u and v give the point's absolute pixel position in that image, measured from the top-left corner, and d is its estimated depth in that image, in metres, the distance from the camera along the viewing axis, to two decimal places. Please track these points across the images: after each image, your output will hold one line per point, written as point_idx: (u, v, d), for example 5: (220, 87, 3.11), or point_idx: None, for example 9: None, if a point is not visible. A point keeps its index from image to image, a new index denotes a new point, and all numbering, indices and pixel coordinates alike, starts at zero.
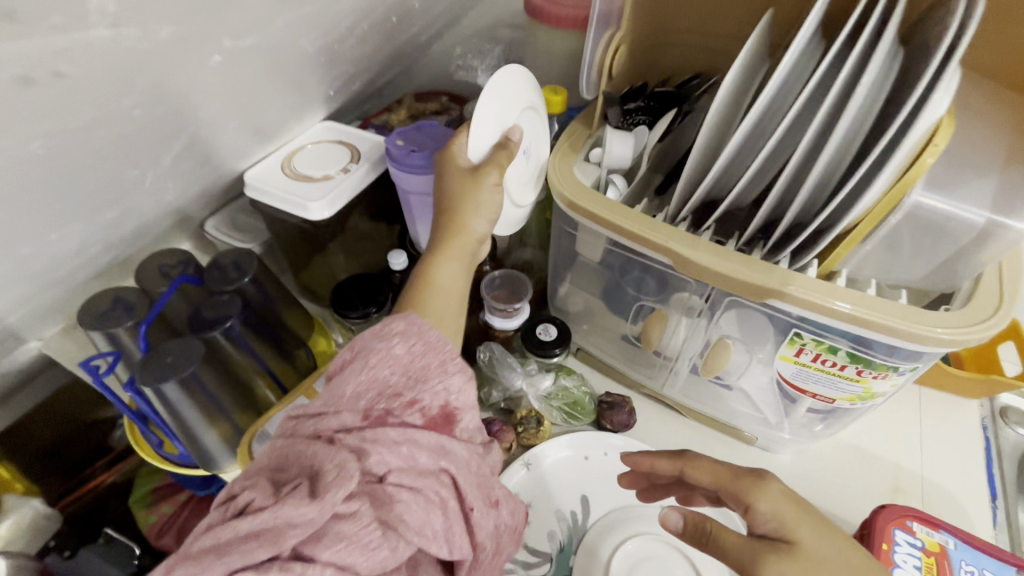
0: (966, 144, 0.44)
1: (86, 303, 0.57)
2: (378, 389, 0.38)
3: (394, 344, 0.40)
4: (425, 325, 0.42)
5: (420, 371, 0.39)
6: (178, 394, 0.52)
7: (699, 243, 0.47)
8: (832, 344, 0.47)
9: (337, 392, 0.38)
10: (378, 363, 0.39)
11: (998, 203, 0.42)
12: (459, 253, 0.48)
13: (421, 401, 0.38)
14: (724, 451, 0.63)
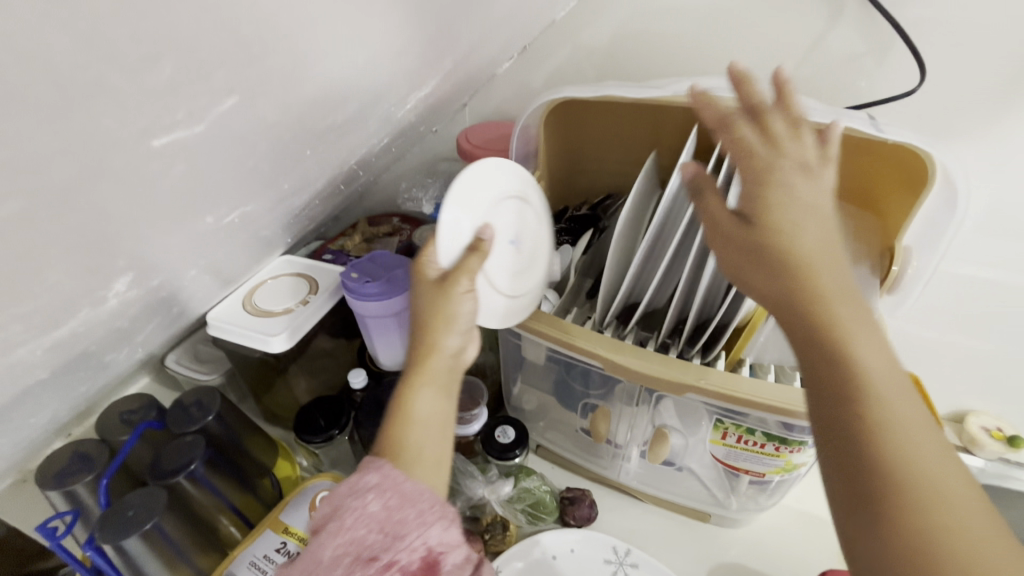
0: None
1: (44, 462, 0.57)
2: (357, 551, 0.36)
3: (367, 498, 0.38)
4: (399, 475, 0.40)
5: (394, 526, 0.37)
6: (140, 547, 0.52)
7: (624, 347, 0.54)
8: (749, 427, 0.53)
9: (316, 555, 0.37)
10: (353, 520, 0.37)
11: None
12: (433, 380, 0.47)
13: (398, 562, 0.36)
14: (683, 533, 0.67)
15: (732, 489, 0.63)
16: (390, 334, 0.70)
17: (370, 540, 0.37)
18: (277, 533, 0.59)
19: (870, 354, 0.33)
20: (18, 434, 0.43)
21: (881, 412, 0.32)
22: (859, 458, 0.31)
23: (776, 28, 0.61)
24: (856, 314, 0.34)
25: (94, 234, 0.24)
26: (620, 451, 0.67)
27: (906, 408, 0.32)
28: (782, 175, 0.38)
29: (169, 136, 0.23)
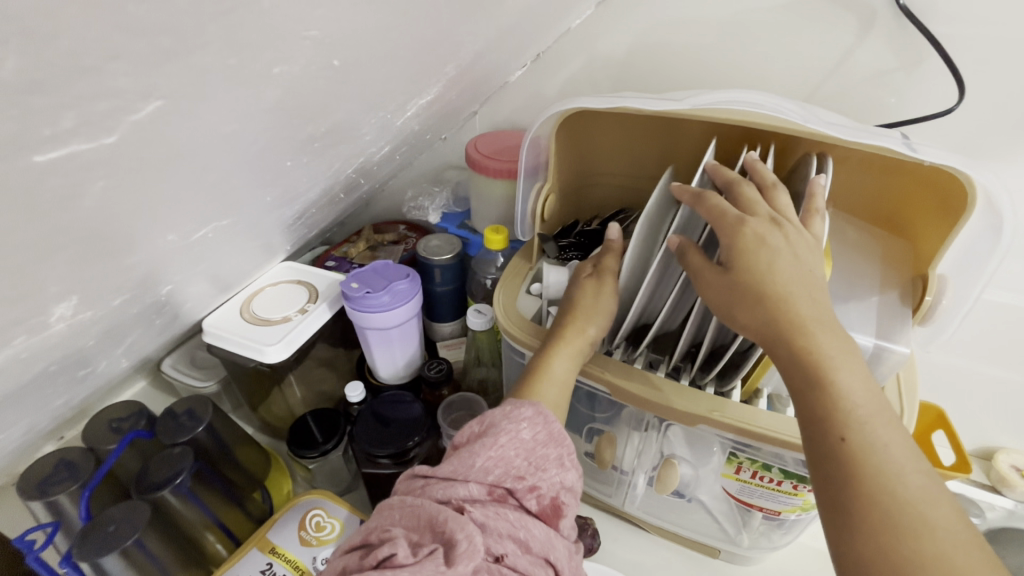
0: (850, 272, 0.51)
1: (27, 470, 0.55)
2: (506, 466, 0.39)
3: (524, 428, 0.41)
4: (549, 417, 0.43)
5: (541, 459, 0.40)
6: (120, 565, 0.50)
7: (632, 373, 0.51)
8: (765, 462, 0.49)
9: (468, 458, 0.39)
10: (506, 440, 0.40)
11: (881, 329, 0.47)
12: (573, 349, 0.49)
13: (539, 489, 0.39)
14: (690, 568, 0.63)
15: (743, 523, 0.60)
16: (391, 346, 0.68)
17: (520, 462, 0.39)
18: (264, 553, 0.57)
19: (869, 419, 0.34)
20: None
21: (884, 478, 0.32)
22: (870, 525, 0.31)
23: (801, 40, 0.58)
24: (852, 377, 0.35)
25: (30, 244, 0.21)
26: (625, 477, 0.63)
27: (908, 470, 0.32)
28: (770, 237, 0.40)
29: (53, 151, 0.18)
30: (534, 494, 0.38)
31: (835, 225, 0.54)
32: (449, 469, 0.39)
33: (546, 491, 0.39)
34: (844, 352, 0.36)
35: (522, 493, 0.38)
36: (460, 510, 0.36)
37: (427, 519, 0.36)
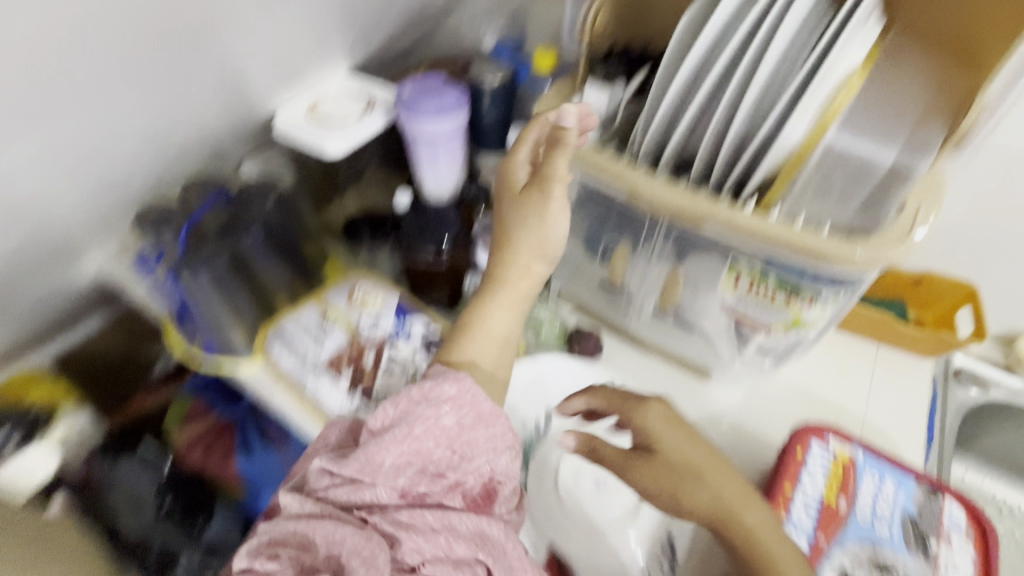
0: (891, 101, 0.52)
1: (137, 215, 0.64)
2: (422, 464, 0.41)
3: (446, 409, 0.43)
4: (477, 396, 0.44)
5: (461, 441, 0.42)
6: (210, 286, 0.63)
7: (653, 177, 0.54)
8: (762, 271, 0.52)
9: (377, 445, 0.40)
10: (422, 424, 0.42)
11: (909, 150, 0.50)
12: (512, 289, 0.53)
13: (454, 476, 0.41)
14: (683, 385, 0.70)
15: (740, 350, 0.65)
16: (439, 160, 0.72)
17: (440, 449, 0.41)
18: (318, 310, 0.67)
19: (740, 527, 0.45)
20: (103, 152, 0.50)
21: (760, 558, 0.44)
22: (731, 553, 0.46)
23: None
24: (687, 448, 0.49)
25: None
26: (634, 299, 0.69)
27: (747, 513, 0.46)
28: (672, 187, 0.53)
29: None
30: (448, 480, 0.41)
31: (894, 50, 0.51)
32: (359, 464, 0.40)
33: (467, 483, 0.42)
34: (674, 446, 0.49)
35: (437, 496, 0.40)
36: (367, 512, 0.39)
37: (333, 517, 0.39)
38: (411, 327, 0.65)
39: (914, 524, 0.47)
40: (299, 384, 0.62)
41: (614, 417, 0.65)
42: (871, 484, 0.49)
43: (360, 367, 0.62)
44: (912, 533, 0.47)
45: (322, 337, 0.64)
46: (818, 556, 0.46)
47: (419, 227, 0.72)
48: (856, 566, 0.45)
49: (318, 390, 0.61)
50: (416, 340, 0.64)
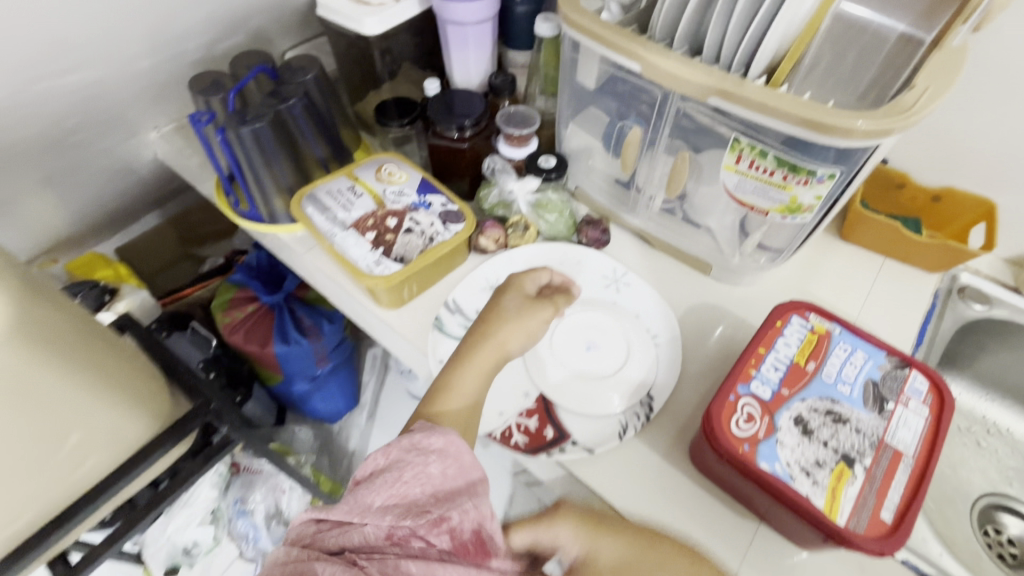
0: None
1: (194, 79, 0.72)
2: (408, 504, 0.43)
3: (428, 496, 0.43)
4: (461, 448, 0.47)
5: (440, 491, 0.44)
6: (253, 141, 0.67)
7: (668, 53, 0.56)
8: (763, 148, 0.55)
9: (361, 487, 0.44)
10: (400, 486, 0.44)
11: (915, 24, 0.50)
12: (484, 356, 0.57)
13: (419, 531, 0.41)
14: (684, 278, 0.74)
15: (740, 244, 0.67)
16: (468, 47, 0.77)
17: (419, 492, 0.43)
18: (348, 180, 0.73)
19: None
20: None
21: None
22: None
23: None
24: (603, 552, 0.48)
25: None
26: (644, 194, 0.72)
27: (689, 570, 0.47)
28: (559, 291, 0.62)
29: None
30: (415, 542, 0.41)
31: None
32: (357, 483, 0.45)
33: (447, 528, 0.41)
34: (615, 562, 0.48)
35: (411, 546, 0.41)
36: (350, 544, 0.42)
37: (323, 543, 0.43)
38: (432, 200, 0.71)
39: (875, 387, 0.51)
40: (329, 238, 0.67)
41: (611, 297, 0.69)
42: (841, 354, 0.53)
43: (383, 228, 0.67)
44: (871, 394, 0.50)
45: (352, 202, 0.69)
46: (778, 402, 0.50)
47: (445, 99, 0.75)
48: (813, 414, 0.49)
49: (346, 244, 0.66)
50: (435, 211, 0.69)
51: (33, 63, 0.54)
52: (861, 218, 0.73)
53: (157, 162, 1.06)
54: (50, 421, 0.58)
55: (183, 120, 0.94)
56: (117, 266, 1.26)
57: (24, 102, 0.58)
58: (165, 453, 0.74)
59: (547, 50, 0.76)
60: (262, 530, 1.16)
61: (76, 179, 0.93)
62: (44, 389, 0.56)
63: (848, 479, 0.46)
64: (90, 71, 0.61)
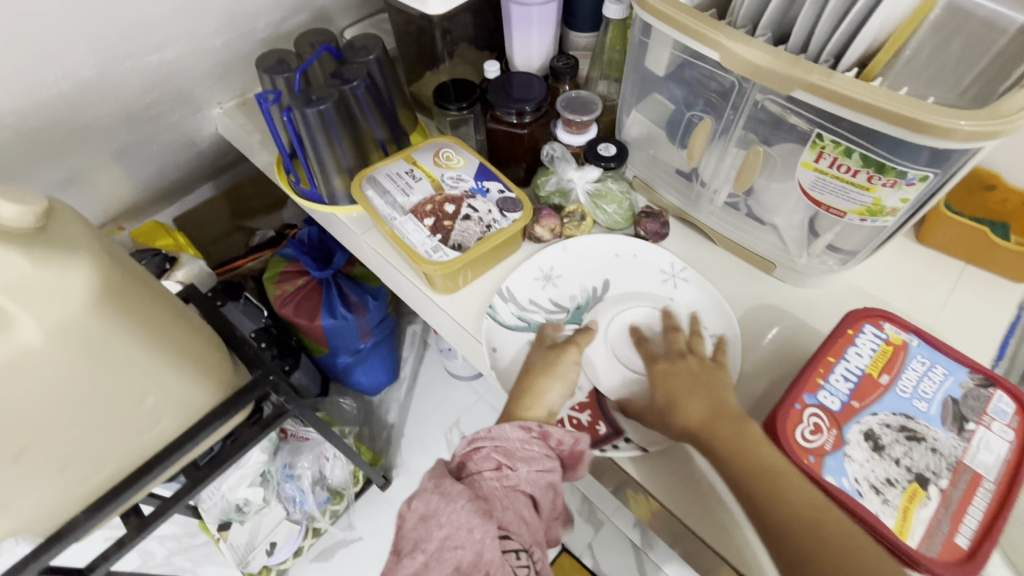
0: None
1: (260, 58, 0.72)
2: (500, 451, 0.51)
3: (513, 465, 0.50)
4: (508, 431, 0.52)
5: (524, 453, 0.51)
6: (317, 122, 0.68)
7: (751, 41, 0.52)
8: (848, 147, 0.51)
9: (449, 530, 0.46)
10: (492, 482, 0.50)
11: None
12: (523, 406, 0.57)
13: (526, 490, 0.50)
14: (744, 276, 0.71)
15: (809, 245, 0.64)
16: (530, 28, 0.75)
17: (515, 473, 0.50)
18: (407, 163, 0.73)
19: (743, 434, 0.48)
20: None
21: (771, 475, 0.45)
22: (760, 516, 0.44)
23: None
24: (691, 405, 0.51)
25: None
26: (708, 188, 0.70)
27: (730, 417, 0.50)
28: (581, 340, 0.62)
29: None
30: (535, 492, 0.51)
31: None
32: (439, 539, 0.46)
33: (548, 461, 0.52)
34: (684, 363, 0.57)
35: (531, 493, 0.50)
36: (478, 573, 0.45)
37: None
38: (490, 186, 0.70)
39: (955, 405, 0.48)
40: (388, 222, 0.68)
41: (668, 294, 0.68)
42: (918, 367, 0.51)
43: (442, 214, 0.67)
44: (950, 412, 0.48)
45: (410, 186, 0.70)
46: (848, 413, 0.48)
47: (504, 82, 0.74)
48: (885, 428, 0.47)
49: (404, 229, 0.67)
50: (493, 198, 0.69)
51: (120, 42, 0.56)
52: (944, 221, 0.68)
53: (218, 137, 1.09)
54: (127, 384, 0.61)
55: (244, 96, 0.96)
56: (178, 236, 1.31)
57: (110, 80, 0.61)
58: (228, 419, 0.78)
59: (613, 33, 0.73)
60: (308, 495, 1.24)
61: (145, 152, 0.97)
62: (134, 355, 0.60)
63: (921, 499, 0.44)
64: (169, 52, 0.63)
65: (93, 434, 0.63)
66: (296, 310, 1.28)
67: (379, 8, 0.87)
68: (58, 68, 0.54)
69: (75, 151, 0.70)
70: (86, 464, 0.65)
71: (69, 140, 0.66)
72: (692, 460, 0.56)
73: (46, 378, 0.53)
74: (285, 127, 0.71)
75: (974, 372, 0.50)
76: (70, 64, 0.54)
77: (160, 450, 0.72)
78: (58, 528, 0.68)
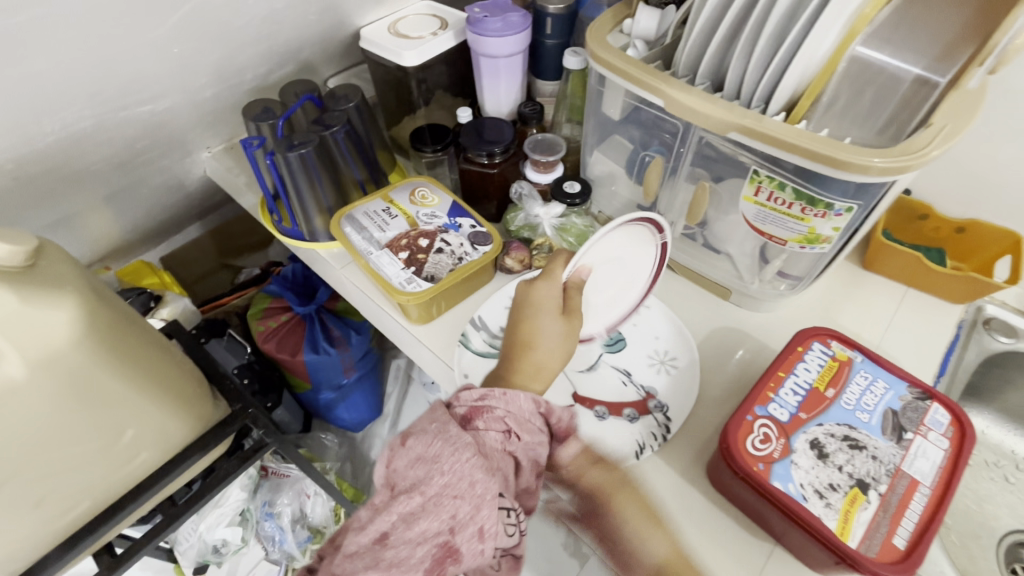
0: (911, 32, 0.51)
1: (246, 107, 0.77)
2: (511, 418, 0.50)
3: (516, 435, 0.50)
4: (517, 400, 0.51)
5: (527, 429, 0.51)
6: (299, 165, 0.72)
7: (691, 90, 0.58)
8: (781, 181, 0.56)
9: (450, 479, 0.45)
10: (497, 444, 0.49)
11: (930, 66, 0.51)
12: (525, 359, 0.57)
13: (521, 459, 0.50)
14: (704, 301, 0.76)
15: (761, 271, 0.69)
16: (498, 78, 0.82)
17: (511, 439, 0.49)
18: (383, 202, 0.78)
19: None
20: (225, 31, 0.62)
21: None
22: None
23: None
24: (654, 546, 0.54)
25: None
26: (665, 220, 0.75)
27: (690, 565, 0.53)
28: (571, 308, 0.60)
29: None
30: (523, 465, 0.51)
31: None
32: (439, 486, 0.45)
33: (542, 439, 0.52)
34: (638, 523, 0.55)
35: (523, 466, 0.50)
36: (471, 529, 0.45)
37: (432, 532, 0.44)
38: (462, 222, 0.75)
39: (894, 416, 0.52)
40: (365, 255, 0.71)
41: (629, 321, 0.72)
42: (862, 382, 0.54)
43: (416, 248, 0.71)
44: (889, 423, 0.51)
45: (387, 223, 0.74)
46: (795, 424, 0.51)
47: (474, 126, 0.79)
48: (829, 438, 0.50)
49: (380, 262, 0.70)
50: (465, 232, 0.74)
51: (115, 98, 0.61)
52: (882, 247, 0.74)
53: (206, 180, 1.13)
54: (108, 418, 0.63)
55: (232, 141, 1.01)
56: (163, 275, 1.34)
57: (104, 130, 0.65)
58: (206, 454, 0.79)
59: (574, 81, 0.80)
60: (288, 534, 1.22)
61: (136, 195, 1.01)
62: (116, 388, 0.62)
63: (862, 503, 0.47)
64: (162, 103, 0.67)
65: (72, 469, 0.63)
66: (280, 345, 1.30)
67: (360, 60, 0.94)
68: (57, 121, 0.58)
69: (66, 196, 0.73)
70: (63, 501, 0.65)
71: (60, 187, 0.70)
72: (655, 480, 0.58)
73: (27, 411, 0.55)
74: (268, 170, 0.76)
75: (913, 386, 0.54)
76: (67, 118, 0.59)
77: (137, 484, 0.72)
78: (29, 569, 0.67)
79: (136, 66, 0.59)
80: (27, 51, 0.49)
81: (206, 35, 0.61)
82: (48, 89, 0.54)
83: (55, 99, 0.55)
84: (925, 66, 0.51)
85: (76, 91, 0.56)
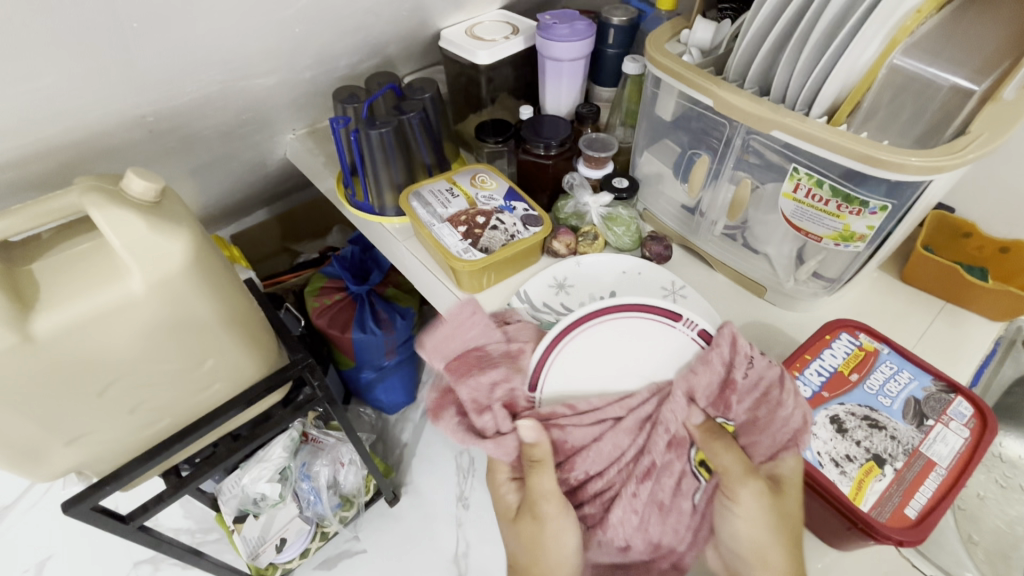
0: (950, 48, 0.56)
1: (336, 92, 0.88)
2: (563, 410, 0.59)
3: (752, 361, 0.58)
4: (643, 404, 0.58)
5: (711, 357, 0.57)
6: (378, 143, 0.81)
7: (739, 92, 0.63)
8: (820, 178, 0.61)
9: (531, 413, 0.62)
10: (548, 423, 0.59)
11: (969, 77, 0.55)
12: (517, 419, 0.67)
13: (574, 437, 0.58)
14: (739, 298, 0.79)
15: (796, 271, 0.73)
16: (559, 80, 0.89)
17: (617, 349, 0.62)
18: (447, 183, 0.86)
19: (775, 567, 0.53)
20: (335, 20, 0.73)
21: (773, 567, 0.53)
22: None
23: None
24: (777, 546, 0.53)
25: None
26: (707, 218, 0.80)
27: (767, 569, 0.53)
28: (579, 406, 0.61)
29: None
30: (773, 388, 0.57)
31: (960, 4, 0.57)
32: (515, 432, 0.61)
33: (732, 398, 0.56)
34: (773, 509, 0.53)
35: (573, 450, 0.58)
36: (642, 477, 0.55)
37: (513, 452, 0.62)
38: (516, 206, 0.82)
39: (916, 404, 0.58)
40: (428, 227, 0.79)
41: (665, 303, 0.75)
42: (886, 370, 0.61)
43: (473, 223, 0.79)
44: (911, 409, 0.58)
45: (449, 201, 0.82)
46: (818, 402, 0.59)
47: (534, 122, 0.87)
48: (851, 417, 0.58)
49: (441, 233, 0.78)
50: (518, 215, 0.80)
51: (239, 69, 0.72)
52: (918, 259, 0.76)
53: (286, 161, 1.25)
54: (197, 344, 0.72)
55: (314, 126, 1.13)
56: (233, 248, 1.46)
57: (223, 98, 0.76)
58: (267, 396, 0.87)
59: (630, 88, 0.87)
60: (322, 496, 1.29)
61: (225, 168, 1.13)
62: (209, 318, 0.71)
63: (876, 475, 0.54)
64: (272, 77, 0.78)
65: (165, 384, 0.73)
66: (331, 321, 1.39)
67: (435, 60, 1.04)
68: (194, 83, 0.69)
69: (181, 155, 0.85)
70: (151, 412, 0.75)
71: (178, 145, 0.82)
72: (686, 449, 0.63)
73: (137, 324, 0.64)
74: (349, 146, 0.85)
75: (938, 379, 0.60)
76: (202, 82, 0.70)
77: (210, 410, 0.82)
78: (112, 471, 0.77)
79: (264, 45, 0.70)
80: (192, 22, 0.60)
81: (322, 23, 0.72)
82: (197, 55, 0.65)
83: (195, 65, 0.67)
84: (960, 75, 0.56)
85: (215, 59, 0.67)
